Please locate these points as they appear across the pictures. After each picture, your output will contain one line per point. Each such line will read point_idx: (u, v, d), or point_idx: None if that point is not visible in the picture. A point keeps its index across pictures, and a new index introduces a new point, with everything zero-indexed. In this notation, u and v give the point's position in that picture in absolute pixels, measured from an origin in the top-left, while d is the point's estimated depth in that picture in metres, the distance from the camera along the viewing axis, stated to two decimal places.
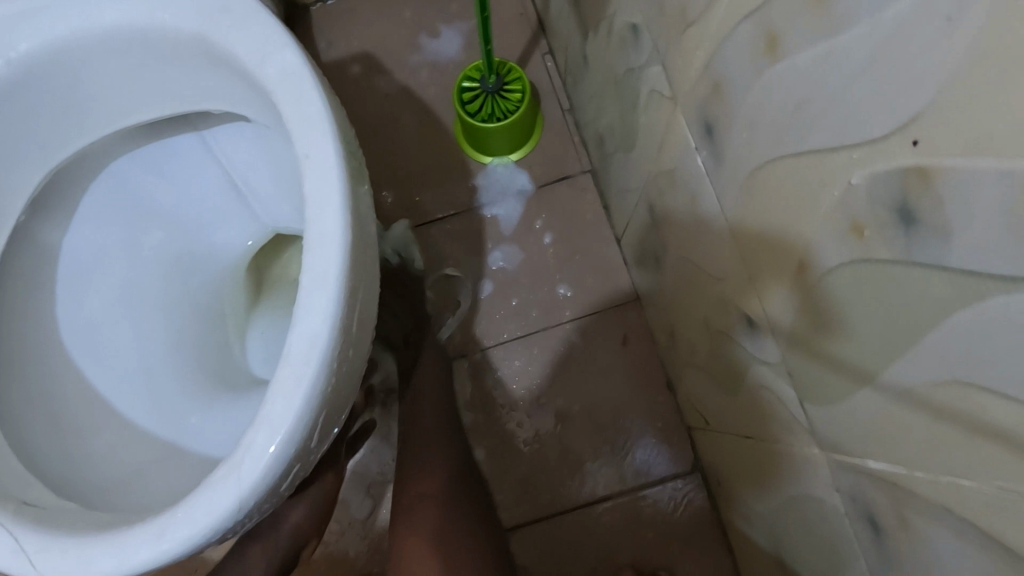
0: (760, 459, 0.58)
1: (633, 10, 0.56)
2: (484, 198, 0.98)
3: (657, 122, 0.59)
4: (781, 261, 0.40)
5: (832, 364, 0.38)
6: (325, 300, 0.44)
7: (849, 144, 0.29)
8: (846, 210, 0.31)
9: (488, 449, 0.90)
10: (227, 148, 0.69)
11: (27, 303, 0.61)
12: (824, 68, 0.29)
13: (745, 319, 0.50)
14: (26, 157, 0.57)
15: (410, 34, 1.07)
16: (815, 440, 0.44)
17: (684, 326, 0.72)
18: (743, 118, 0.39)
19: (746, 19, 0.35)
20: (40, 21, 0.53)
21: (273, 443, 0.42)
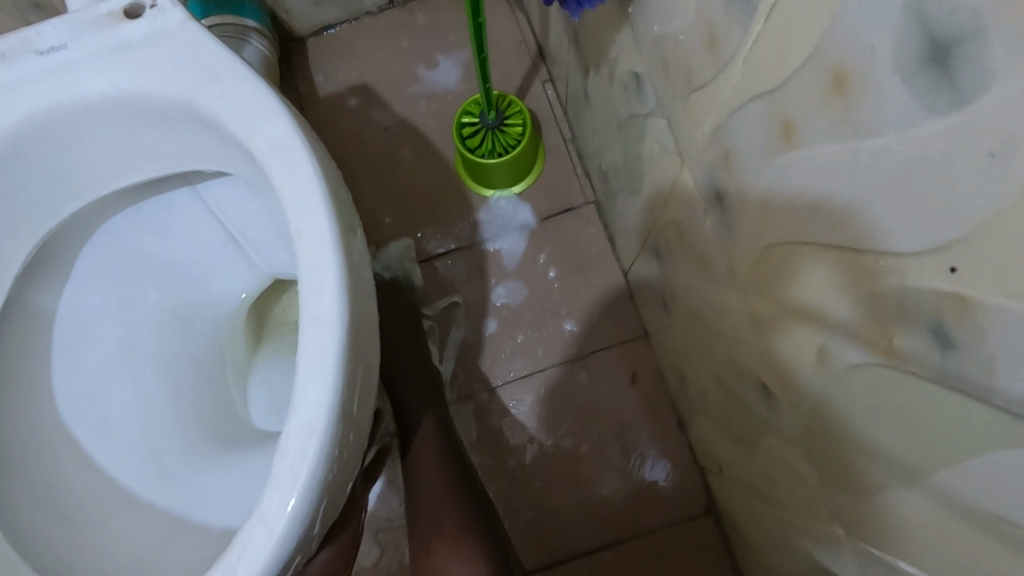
0: (778, 522, 0.56)
1: (634, 60, 0.53)
2: (486, 232, 0.96)
3: (663, 171, 0.56)
4: (799, 339, 0.38)
5: (857, 455, 0.36)
6: (322, 387, 0.42)
7: (872, 251, 0.27)
8: (872, 315, 0.29)
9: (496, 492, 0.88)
10: (221, 203, 0.68)
11: (19, 375, 0.59)
12: (843, 170, 0.27)
13: (761, 385, 0.48)
14: (16, 229, 0.55)
15: (407, 65, 1.05)
16: (840, 523, 0.42)
17: (694, 372, 0.70)
18: (755, 194, 0.37)
19: (758, 100, 0.33)
20: (25, 91, 0.52)
21: (272, 540, 0.41)
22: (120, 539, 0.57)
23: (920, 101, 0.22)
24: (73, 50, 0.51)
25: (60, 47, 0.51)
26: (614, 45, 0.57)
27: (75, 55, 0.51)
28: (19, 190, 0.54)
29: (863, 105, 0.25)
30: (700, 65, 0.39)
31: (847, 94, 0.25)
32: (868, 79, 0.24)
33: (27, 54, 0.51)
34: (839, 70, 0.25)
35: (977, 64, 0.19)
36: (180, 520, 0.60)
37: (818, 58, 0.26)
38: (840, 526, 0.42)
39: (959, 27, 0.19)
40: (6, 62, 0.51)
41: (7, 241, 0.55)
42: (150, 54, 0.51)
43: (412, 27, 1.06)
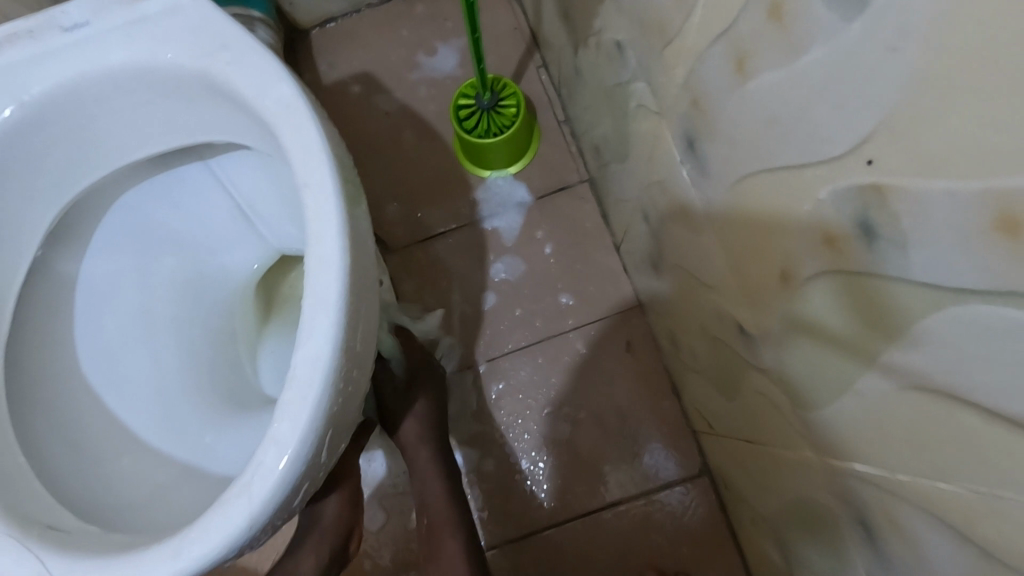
0: (764, 465, 0.59)
1: (617, 27, 0.57)
2: (485, 211, 1.00)
3: (647, 134, 0.60)
4: (770, 269, 0.41)
5: (818, 368, 0.39)
6: (325, 324, 0.46)
7: (814, 161, 0.30)
8: (818, 223, 0.32)
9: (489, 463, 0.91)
10: (232, 177, 0.72)
11: (45, 333, 0.63)
12: (786, 89, 0.31)
13: (739, 326, 0.51)
14: (41, 195, 0.59)
15: (408, 53, 1.09)
16: (811, 446, 0.45)
17: (684, 332, 0.73)
18: (721, 134, 0.41)
19: (718, 41, 0.36)
20: (50, 65, 0.56)
21: (282, 462, 0.44)
22: (140, 487, 0.61)
23: (837, 10, 0.25)
24: (94, 26, 0.55)
25: (83, 24, 0.56)
26: (599, 16, 0.61)
27: (96, 31, 0.56)
28: (45, 158, 0.58)
29: (796, 24, 0.28)
30: (671, 19, 0.43)
31: (784, 18, 0.29)
32: (799, 0, 0.27)
33: (53, 31, 0.56)
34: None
35: None
36: (197, 473, 0.63)
37: None
38: (812, 447, 0.45)
39: None
40: (34, 38, 0.56)
41: (34, 206, 0.59)
42: (165, 28, 0.55)
43: (412, 17, 1.10)
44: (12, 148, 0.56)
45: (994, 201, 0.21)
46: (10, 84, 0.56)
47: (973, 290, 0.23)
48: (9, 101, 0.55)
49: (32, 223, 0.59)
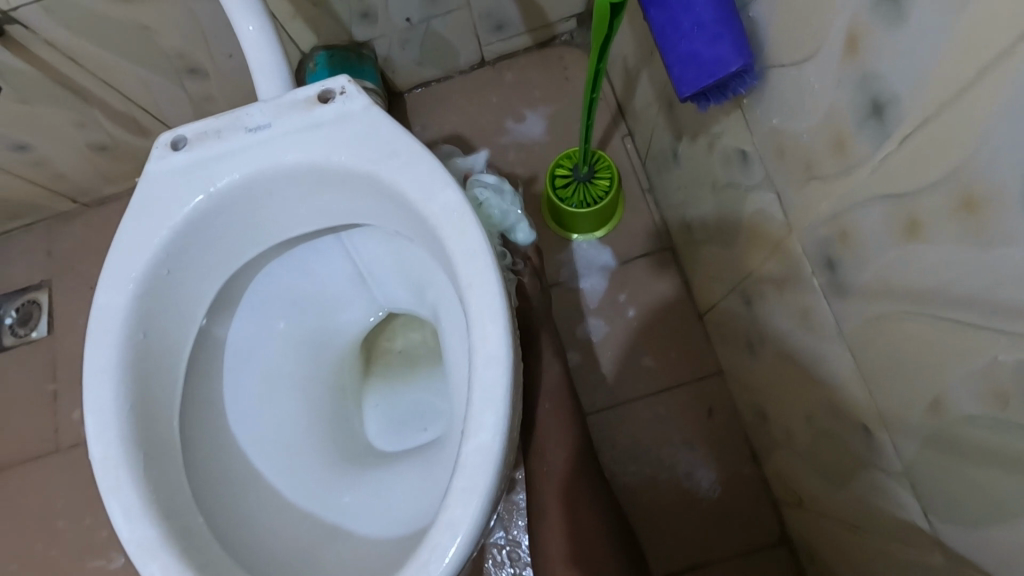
0: (870, 551, 0.62)
1: (742, 139, 0.62)
2: (570, 272, 1.05)
3: (763, 234, 0.64)
4: (919, 393, 0.44)
5: (968, 489, 0.42)
6: (493, 416, 0.51)
7: (998, 330, 0.35)
8: (989, 378, 0.36)
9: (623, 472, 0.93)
10: (362, 249, 0.78)
11: (201, 392, 0.68)
12: (970, 263, 0.35)
13: (861, 427, 0.55)
14: (211, 272, 0.66)
15: (497, 118, 1.16)
16: (941, 553, 0.48)
17: (778, 411, 0.77)
18: (873, 268, 0.45)
19: (884, 200, 0.41)
20: (233, 160, 0.62)
21: (457, 544, 0.49)
22: (285, 535, 0.64)
23: None
24: (274, 127, 0.62)
25: (265, 125, 0.62)
26: (719, 124, 0.66)
27: (275, 131, 0.62)
28: (218, 240, 0.65)
29: (992, 222, 0.33)
30: (823, 160, 0.48)
31: (978, 211, 0.33)
32: (998, 207, 0.32)
33: (238, 131, 0.62)
34: (973, 193, 0.33)
35: None
36: (330, 526, 0.66)
37: (951, 181, 0.35)
38: (942, 553, 0.48)
39: None
40: (220, 137, 0.62)
41: (204, 281, 0.65)
42: (340, 132, 0.62)
43: (502, 84, 1.17)
44: (195, 233, 0.63)
45: None
46: (198, 177, 0.62)
47: None
48: (197, 192, 0.62)
49: (200, 296, 0.65)
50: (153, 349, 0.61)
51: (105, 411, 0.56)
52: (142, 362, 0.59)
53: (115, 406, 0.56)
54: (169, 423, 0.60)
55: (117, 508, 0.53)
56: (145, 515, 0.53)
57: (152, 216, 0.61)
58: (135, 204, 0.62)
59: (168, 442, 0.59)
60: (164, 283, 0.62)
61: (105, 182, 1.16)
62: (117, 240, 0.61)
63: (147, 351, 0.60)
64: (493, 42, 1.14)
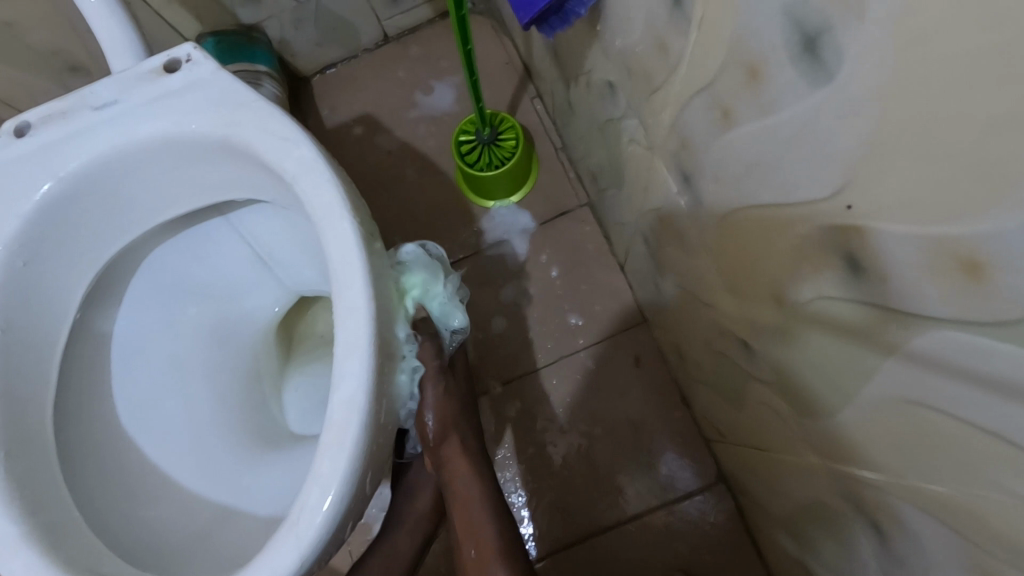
0: (773, 468, 0.61)
1: (606, 70, 0.61)
2: (490, 239, 1.04)
3: (639, 165, 0.63)
4: (768, 290, 0.43)
5: (816, 378, 0.42)
6: (357, 367, 0.50)
7: (797, 202, 0.34)
8: (804, 255, 0.36)
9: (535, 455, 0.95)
10: (253, 228, 0.75)
11: (87, 389, 0.65)
12: (765, 139, 0.34)
13: (741, 342, 0.54)
14: (78, 261, 0.63)
15: (406, 92, 1.13)
16: (816, 453, 0.48)
17: (690, 348, 0.76)
18: (710, 171, 0.44)
19: (701, 93, 0.40)
20: (81, 140, 0.60)
21: (326, 500, 0.47)
22: (183, 527, 0.63)
23: (805, 79, 0.29)
24: (121, 102, 0.60)
25: (112, 101, 0.60)
26: (589, 58, 0.65)
27: (123, 107, 0.60)
28: (83, 226, 0.62)
29: (769, 88, 0.32)
30: (657, 69, 0.47)
31: (758, 79, 0.32)
32: (770, 69, 0.31)
33: (84, 110, 0.60)
34: (752, 62, 0.32)
35: (834, 50, 0.26)
36: (231, 510, 0.65)
37: (736, 54, 0.34)
38: (818, 453, 0.47)
39: (819, 25, 0.26)
40: (66, 118, 0.60)
41: (70, 272, 0.62)
42: (190, 100, 0.60)
43: (408, 59, 1.15)
44: (50, 220, 0.60)
45: (948, 246, 0.24)
46: (46, 161, 0.60)
47: (948, 316, 0.26)
48: (48, 177, 0.59)
49: (70, 288, 0.62)
50: (17, 345, 0.58)
51: None
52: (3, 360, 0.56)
53: None
54: (41, 421, 0.58)
55: None
56: (10, 512, 0.51)
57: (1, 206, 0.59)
58: None
59: (40, 439, 0.57)
60: (22, 275, 0.59)
61: None
62: None
63: (8, 347, 0.57)
64: (392, 16, 1.12)
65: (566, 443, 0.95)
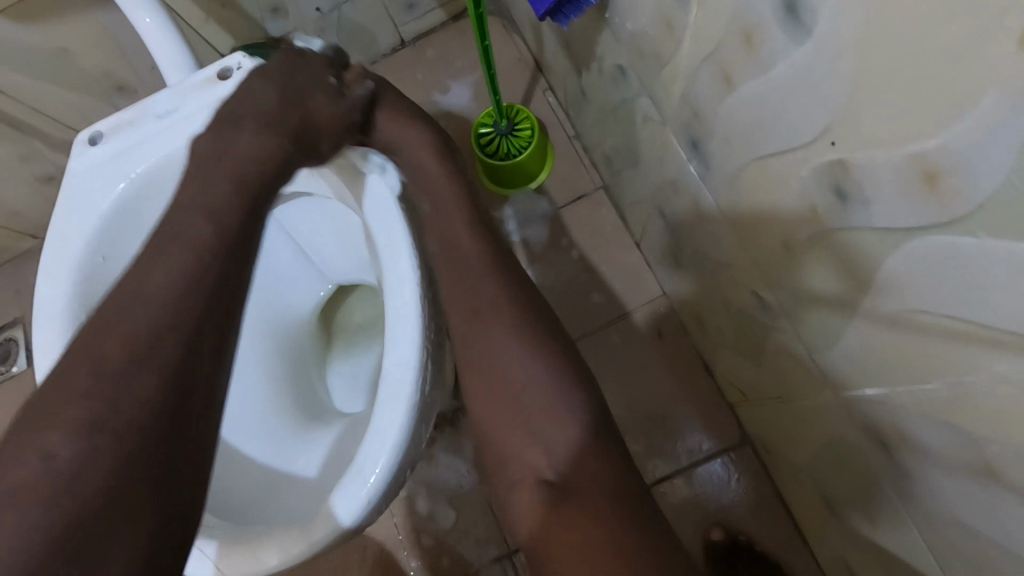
0: (793, 412, 0.65)
1: (616, 54, 0.66)
2: (510, 226, 1.09)
3: (652, 139, 0.68)
4: (773, 234, 0.48)
5: (821, 310, 0.46)
6: (410, 329, 0.56)
7: (794, 147, 0.39)
8: (804, 198, 0.40)
9: None
10: (297, 223, 0.81)
11: None
12: (763, 94, 0.39)
13: (755, 293, 0.59)
14: None
15: (424, 93, 1.20)
16: (829, 387, 0.52)
17: (709, 313, 0.81)
18: (717, 133, 0.49)
19: (705, 63, 0.45)
20: (147, 145, 0.67)
21: (388, 447, 0.53)
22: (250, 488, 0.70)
23: (789, 39, 0.34)
24: (181, 109, 0.67)
25: (172, 109, 0.67)
26: (600, 46, 0.71)
27: (182, 112, 0.67)
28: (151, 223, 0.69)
29: (762, 48, 0.37)
30: (664, 45, 0.52)
31: (753, 43, 0.38)
32: (762, 31, 0.36)
33: (150, 117, 0.67)
34: (747, 29, 0.38)
35: (810, 10, 0.31)
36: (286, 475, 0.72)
37: (733, 23, 0.39)
38: (831, 386, 0.52)
39: None
40: (134, 126, 0.67)
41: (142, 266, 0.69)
42: None
43: (425, 61, 1.22)
44: (124, 219, 0.67)
45: (914, 165, 0.29)
46: (118, 165, 0.67)
47: (924, 226, 0.31)
48: (121, 179, 0.66)
49: None
50: None
51: None
52: None
53: None
54: None
55: None
56: None
57: (82, 206, 0.66)
58: (67, 199, 0.66)
59: None
60: (101, 268, 0.66)
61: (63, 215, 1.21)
62: (53, 232, 0.65)
63: None
64: (408, 22, 1.18)
65: None
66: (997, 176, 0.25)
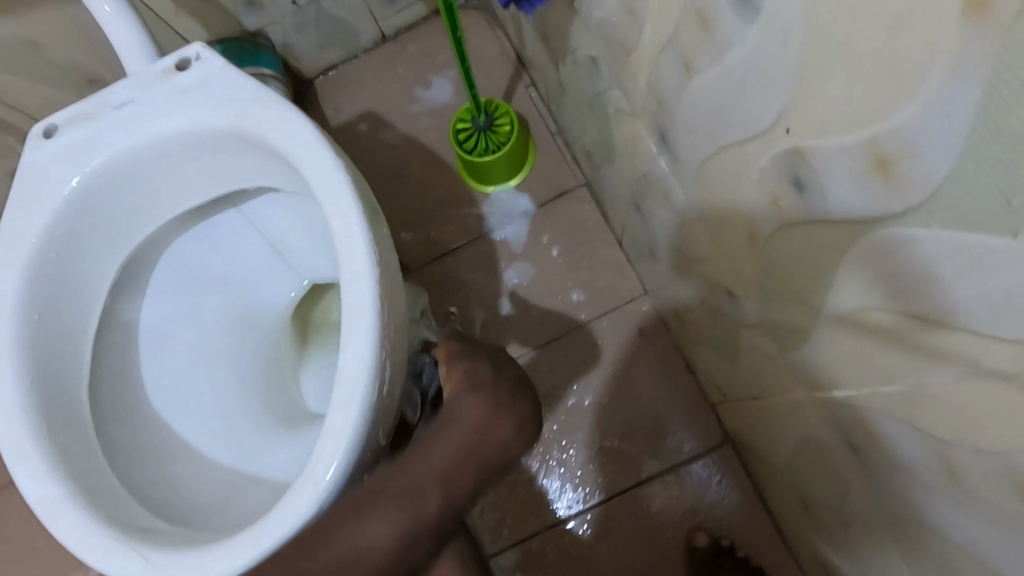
0: (771, 413, 0.63)
1: (588, 45, 0.64)
2: (491, 223, 1.07)
3: (625, 132, 0.66)
4: (741, 228, 0.46)
5: (790, 307, 0.44)
6: (364, 327, 0.53)
7: (753, 136, 0.37)
8: (766, 189, 0.38)
9: (554, 415, 0.98)
10: (266, 219, 0.79)
11: (116, 372, 0.70)
12: (720, 80, 0.37)
13: (728, 291, 0.57)
14: (103, 252, 0.68)
15: (406, 88, 1.18)
16: (802, 388, 0.50)
17: (688, 311, 0.79)
18: (682, 124, 0.47)
19: (666, 50, 0.44)
20: (104, 137, 0.65)
21: (340, 449, 0.50)
22: (211, 489, 0.68)
23: (741, 18, 0.32)
24: (139, 100, 0.65)
25: (130, 100, 0.65)
26: (573, 37, 0.69)
27: (140, 104, 0.65)
28: (109, 217, 0.67)
29: (717, 31, 0.35)
30: (628, 33, 0.50)
31: (708, 26, 0.35)
32: (715, 12, 0.34)
33: (106, 109, 0.65)
34: (701, 10, 0.36)
35: None
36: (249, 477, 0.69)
37: (689, 4, 0.37)
38: (804, 386, 0.49)
39: None
40: (90, 118, 0.65)
41: (99, 261, 0.68)
42: (201, 94, 0.64)
43: (406, 56, 1.20)
44: (79, 213, 0.65)
45: (867, 151, 0.27)
46: (74, 158, 0.65)
47: (881, 217, 0.28)
48: (77, 172, 0.65)
49: (97, 276, 0.68)
50: (52, 327, 0.63)
51: (6, 385, 0.58)
52: (39, 340, 0.61)
53: (14, 378, 0.58)
54: (78, 396, 0.63)
55: (24, 473, 0.55)
56: (53, 476, 0.55)
57: (36, 200, 0.64)
58: (20, 193, 0.64)
59: (78, 413, 0.62)
60: (54, 264, 0.64)
61: None
62: (5, 227, 0.63)
63: (46, 329, 0.62)
64: (389, 16, 1.16)
65: (577, 416, 0.98)
66: (950, 159, 0.23)
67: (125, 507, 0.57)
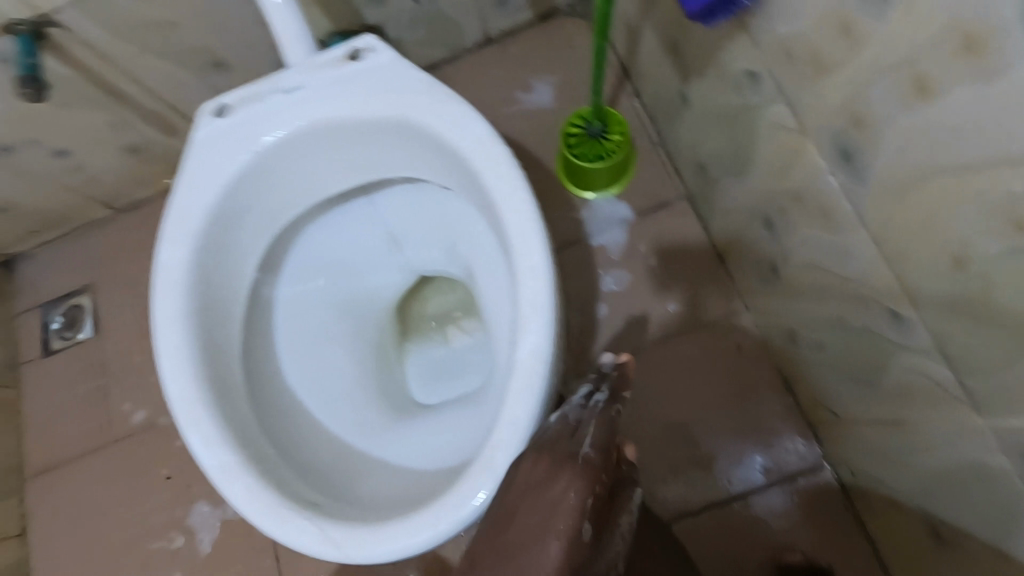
0: (912, 436, 0.63)
1: (751, 60, 0.65)
2: (589, 228, 1.09)
3: (778, 146, 0.67)
4: (944, 250, 0.47)
5: (992, 331, 0.45)
6: (542, 322, 0.55)
7: (1008, 161, 0.38)
8: (1009, 214, 0.39)
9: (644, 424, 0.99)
10: (394, 210, 0.80)
11: (256, 346, 0.72)
12: (979, 104, 0.38)
13: (891, 312, 0.58)
14: (257, 230, 0.70)
15: (507, 90, 1.20)
16: (979, 413, 0.50)
17: (809, 329, 0.79)
18: (888, 144, 0.48)
19: (893, 70, 0.45)
20: (272, 120, 0.67)
21: (519, 439, 0.52)
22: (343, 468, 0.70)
23: None
24: (309, 86, 0.67)
25: (299, 86, 0.67)
26: (727, 50, 0.70)
27: (310, 90, 0.67)
28: (267, 197, 0.70)
29: (995, 56, 0.36)
30: (830, 51, 0.51)
31: (981, 50, 0.37)
32: (997, 38, 0.35)
33: (276, 92, 0.67)
34: (974, 36, 0.37)
35: None
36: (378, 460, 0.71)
37: (953, 29, 0.38)
38: (983, 413, 0.50)
39: None
40: (260, 100, 0.67)
41: (252, 239, 0.70)
42: (370, 84, 0.66)
43: (508, 58, 1.22)
44: (242, 192, 0.68)
45: None
46: (243, 137, 0.67)
47: None
48: (245, 152, 0.67)
49: (251, 253, 0.70)
50: (214, 298, 0.66)
51: (179, 350, 0.61)
52: (203, 310, 0.64)
53: (185, 343, 0.61)
54: (233, 367, 0.65)
55: (196, 436, 0.58)
56: (223, 443, 0.58)
57: (205, 176, 0.66)
58: (191, 167, 0.67)
59: (234, 383, 0.64)
60: (218, 238, 0.67)
61: (140, 186, 1.24)
62: (175, 199, 0.66)
63: (208, 300, 0.65)
64: (497, 18, 1.19)
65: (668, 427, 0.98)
66: None
67: (286, 478, 0.60)
